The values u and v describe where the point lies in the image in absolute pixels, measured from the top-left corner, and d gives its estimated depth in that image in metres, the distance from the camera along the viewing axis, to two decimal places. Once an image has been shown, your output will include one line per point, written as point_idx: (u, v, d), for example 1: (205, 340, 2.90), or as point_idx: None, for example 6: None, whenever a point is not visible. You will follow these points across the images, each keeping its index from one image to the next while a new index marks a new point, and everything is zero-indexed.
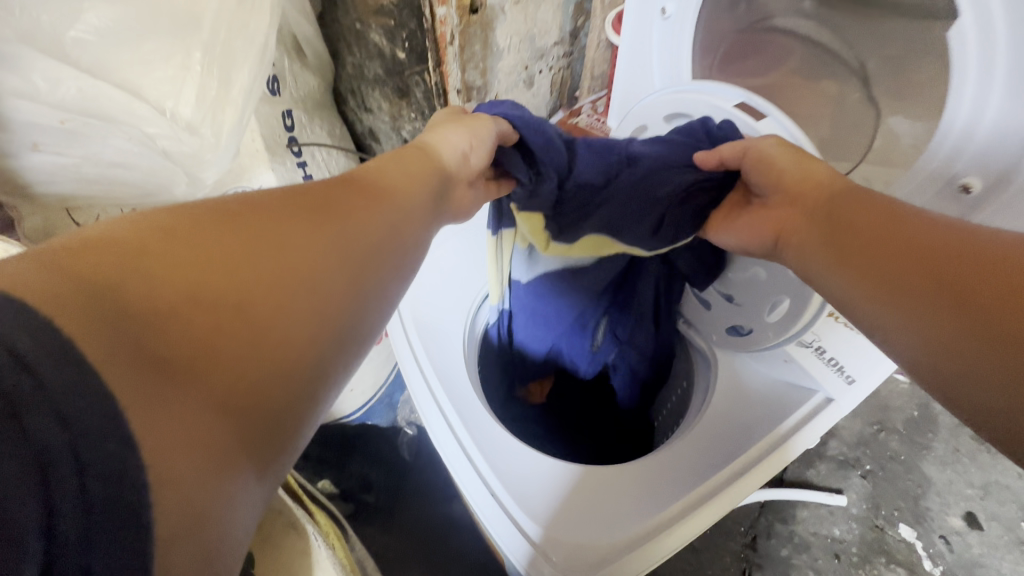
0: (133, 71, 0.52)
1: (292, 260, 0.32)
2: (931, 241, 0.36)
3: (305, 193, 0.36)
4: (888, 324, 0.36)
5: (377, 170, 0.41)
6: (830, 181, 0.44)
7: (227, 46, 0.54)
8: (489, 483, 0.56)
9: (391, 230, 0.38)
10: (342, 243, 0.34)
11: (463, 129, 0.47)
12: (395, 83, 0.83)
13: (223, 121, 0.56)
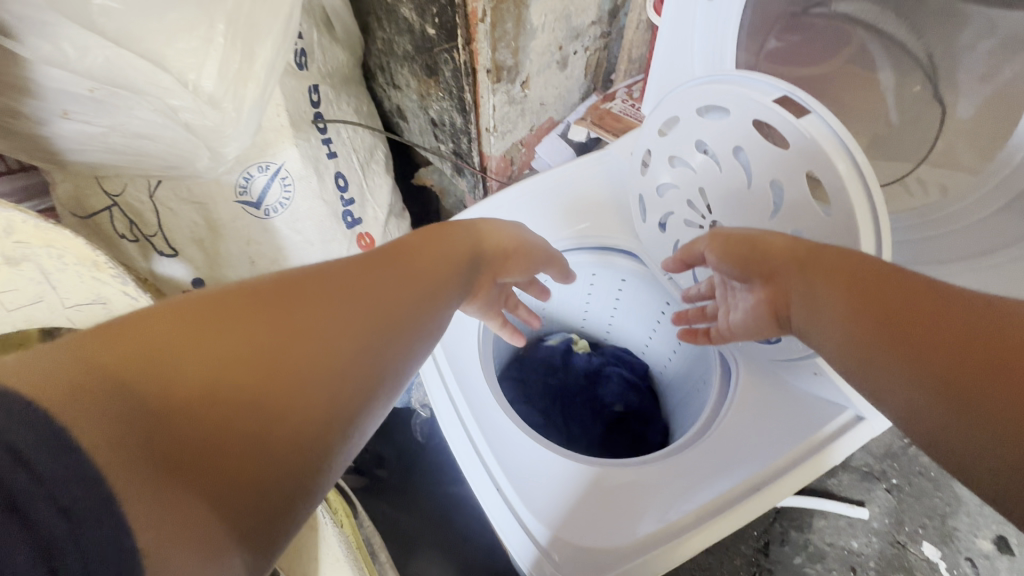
0: (156, 41, 0.51)
1: (314, 342, 0.32)
2: (934, 311, 0.35)
3: (330, 272, 0.37)
4: (903, 394, 0.34)
5: (398, 247, 0.43)
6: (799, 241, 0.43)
7: (251, 19, 0.54)
8: (495, 476, 0.56)
9: (408, 313, 0.39)
10: (364, 323, 0.35)
11: (502, 227, 0.55)
12: (424, 61, 0.81)
13: (245, 95, 0.57)
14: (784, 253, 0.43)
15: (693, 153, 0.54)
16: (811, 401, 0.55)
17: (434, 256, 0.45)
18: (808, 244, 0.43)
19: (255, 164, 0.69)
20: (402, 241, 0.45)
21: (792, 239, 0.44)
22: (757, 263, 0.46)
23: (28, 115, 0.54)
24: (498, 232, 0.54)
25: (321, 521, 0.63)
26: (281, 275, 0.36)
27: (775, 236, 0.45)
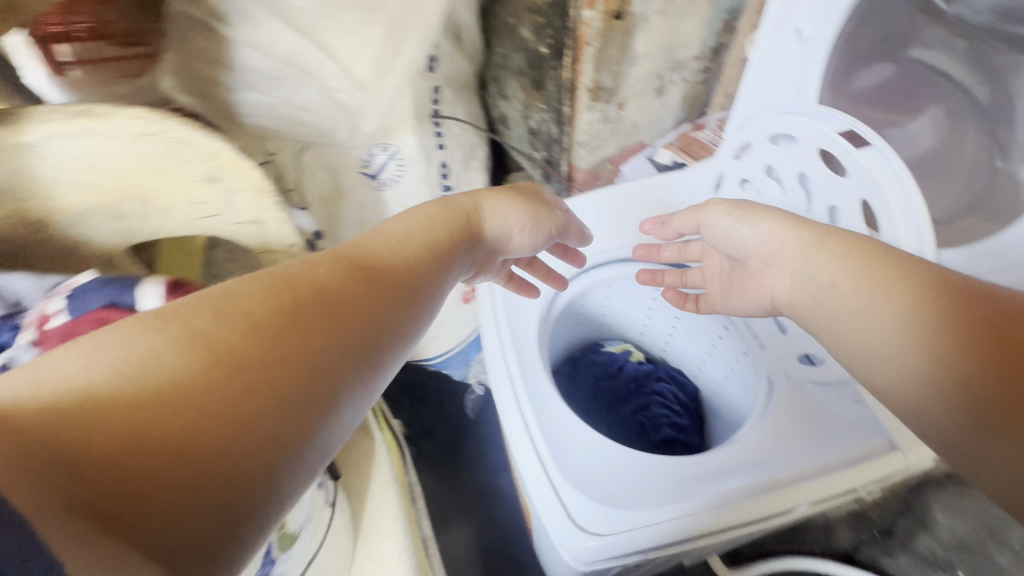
0: (331, 38, 0.66)
1: (256, 371, 0.30)
2: (963, 320, 0.38)
3: (268, 289, 0.34)
4: (918, 395, 0.39)
5: (353, 254, 0.40)
6: (817, 248, 0.48)
7: (404, 25, 0.68)
8: (533, 438, 0.60)
9: (364, 318, 0.36)
10: (312, 338, 0.33)
11: (492, 209, 0.55)
12: (533, 75, 0.92)
13: (387, 83, 0.70)
14: (826, 255, 0.47)
15: (762, 178, 0.59)
16: (844, 427, 0.58)
17: (397, 253, 0.42)
18: (857, 243, 0.46)
19: (378, 145, 0.81)
20: (359, 247, 0.42)
21: (844, 240, 0.47)
22: (797, 259, 0.49)
23: (226, 84, 0.70)
24: (489, 203, 0.55)
25: (377, 450, 0.71)
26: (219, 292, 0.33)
27: (813, 230, 0.48)
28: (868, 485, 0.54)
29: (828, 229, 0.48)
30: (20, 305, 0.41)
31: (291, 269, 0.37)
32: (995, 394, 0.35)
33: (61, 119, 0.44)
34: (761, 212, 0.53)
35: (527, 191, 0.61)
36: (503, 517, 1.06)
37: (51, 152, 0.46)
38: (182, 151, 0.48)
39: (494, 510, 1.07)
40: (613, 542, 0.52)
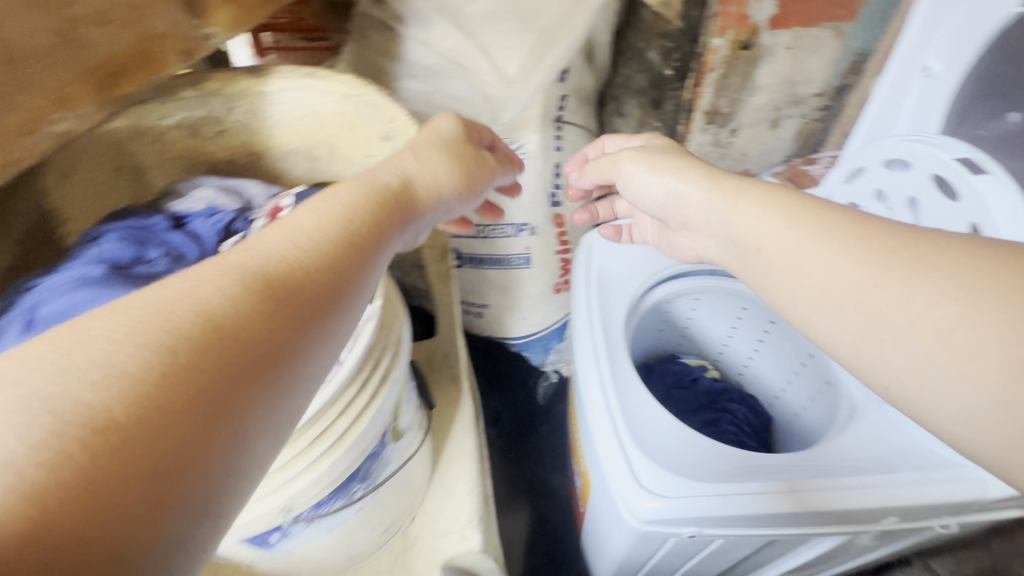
0: (488, 40, 0.77)
1: (123, 430, 0.22)
2: (873, 257, 0.38)
3: (129, 325, 0.26)
4: (859, 342, 0.38)
5: (256, 260, 0.32)
6: (743, 207, 0.49)
7: (552, 36, 0.77)
8: (609, 404, 0.64)
9: (286, 329, 0.30)
10: (200, 372, 0.25)
11: (422, 154, 0.51)
12: (654, 96, 1.00)
13: (529, 83, 0.78)
14: (750, 211, 0.48)
15: (871, 201, 0.62)
16: (916, 457, 0.59)
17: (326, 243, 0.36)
18: (773, 204, 0.47)
19: (505, 139, 0.88)
20: (263, 250, 0.33)
21: (768, 203, 0.48)
22: (733, 225, 0.50)
23: (395, 73, 0.85)
24: (420, 140, 0.53)
25: (461, 400, 0.78)
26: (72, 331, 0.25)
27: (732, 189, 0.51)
28: (934, 507, 0.56)
29: (754, 191, 0.50)
30: (243, 200, 0.53)
31: (167, 291, 0.28)
32: (919, 314, 0.34)
33: (296, 77, 0.59)
34: (688, 176, 0.55)
35: (458, 123, 0.57)
36: (551, 513, 1.10)
37: (282, 101, 0.61)
38: (371, 112, 0.61)
39: (544, 504, 1.11)
40: (678, 503, 0.55)
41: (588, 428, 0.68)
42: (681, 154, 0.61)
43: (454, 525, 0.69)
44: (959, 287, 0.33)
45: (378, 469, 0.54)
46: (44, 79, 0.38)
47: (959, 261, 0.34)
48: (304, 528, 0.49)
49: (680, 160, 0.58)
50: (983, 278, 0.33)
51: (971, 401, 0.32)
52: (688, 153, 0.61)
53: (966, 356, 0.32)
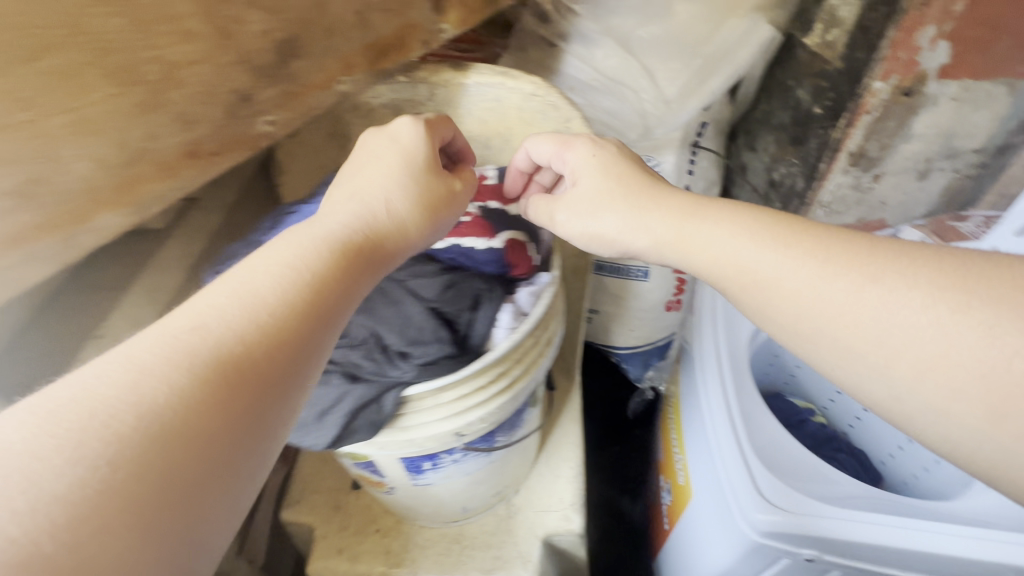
0: (652, 62, 0.83)
1: (66, 556, 0.21)
2: (840, 293, 0.35)
3: (68, 433, 0.24)
4: (839, 372, 0.36)
5: (203, 342, 0.29)
6: (687, 242, 0.43)
7: (714, 64, 0.82)
8: (730, 415, 0.66)
9: (232, 415, 0.28)
10: (140, 482, 0.24)
11: (379, 183, 0.44)
12: (795, 132, 1.00)
13: (687, 104, 0.83)
14: (708, 244, 0.42)
15: None
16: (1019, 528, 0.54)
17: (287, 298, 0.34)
18: (733, 229, 0.41)
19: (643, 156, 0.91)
20: (214, 326, 0.30)
21: (729, 227, 0.42)
22: (693, 269, 0.44)
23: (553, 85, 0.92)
24: (381, 165, 0.46)
25: (571, 393, 0.80)
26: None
27: (680, 228, 0.44)
28: None
29: (712, 214, 0.43)
30: None
31: (104, 385, 0.26)
32: (899, 351, 0.32)
33: (492, 74, 0.68)
34: (639, 226, 0.46)
35: (422, 137, 0.48)
36: (611, 531, 1.09)
37: (474, 94, 0.69)
38: (549, 111, 0.68)
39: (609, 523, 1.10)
40: (798, 518, 0.56)
41: (704, 435, 0.70)
42: (613, 188, 0.48)
43: (556, 503, 0.72)
44: (935, 323, 0.32)
45: (518, 425, 0.59)
46: (343, 48, 0.47)
47: (929, 292, 0.32)
48: (450, 463, 0.55)
49: (613, 205, 0.47)
50: (957, 312, 0.31)
51: (964, 429, 0.31)
52: (630, 175, 0.49)
53: (952, 390, 0.31)
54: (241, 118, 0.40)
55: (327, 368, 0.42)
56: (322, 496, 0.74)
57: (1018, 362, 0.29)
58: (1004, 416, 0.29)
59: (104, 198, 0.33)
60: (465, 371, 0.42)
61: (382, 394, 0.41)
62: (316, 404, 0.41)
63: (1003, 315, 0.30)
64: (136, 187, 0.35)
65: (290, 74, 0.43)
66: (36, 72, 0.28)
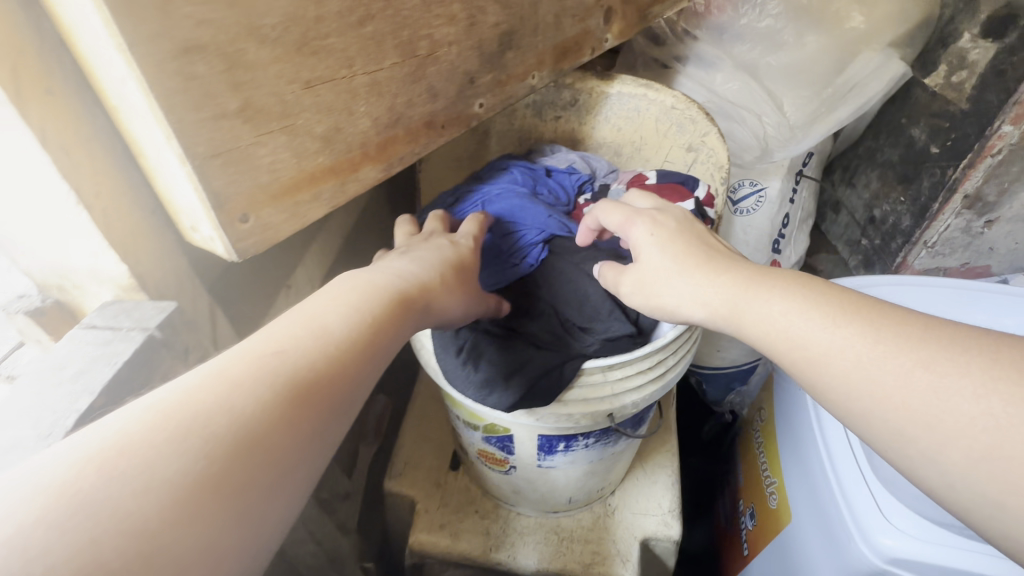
0: (778, 88, 0.85)
1: (164, 544, 0.19)
2: (890, 377, 0.28)
3: (146, 432, 0.21)
4: (891, 452, 0.28)
5: (287, 355, 0.27)
6: (749, 323, 0.35)
7: (843, 95, 0.84)
8: (854, 450, 0.65)
9: (318, 430, 0.26)
10: (218, 496, 0.21)
11: (421, 259, 0.41)
12: (904, 170, 0.99)
13: (812, 130, 0.85)
14: (757, 313, 0.35)
15: None
16: None
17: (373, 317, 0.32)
18: (791, 299, 0.34)
19: (748, 180, 0.93)
20: (295, 341, 0.28)
21: (794, 297, 0.34)
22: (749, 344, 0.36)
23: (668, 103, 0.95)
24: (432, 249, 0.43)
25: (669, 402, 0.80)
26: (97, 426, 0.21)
27: (739, 305, 0.36)
28: None
29: (772, 282, 0.35)
30: (593, 169, 0.63)
31: (209, 377, 0.24)
32: (949, 439, 0.25)
33: (635, 85, 0.71)
34: (693, 295, 0.39)
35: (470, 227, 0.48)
36: None
37: (614, 103, 0.73)
38: (687, 124, 0.70)
39: None
40: (927, 539, 0.56)
41: (815, 466, 0.68)
42: (675, 271, 0.40)
43: (655, 508, 0.72)
44: (985, 416, 0.25)
45: (643, 421, 0.60)
46: (540, 45, 0.51)
47: (984, 380, 0.25)
48: (581, 448, 0.57)
49: (669, 283, 0.40)
50: (1014, 403, 0.24)
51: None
52: (694, 253, 0.40)
53: (1014, 486, 0.23)
54: (464, 98, 0.44)
55: (508, 335, 0.46)
56: (422, 472, 0.75)
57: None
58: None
59: (370, 154, 0.37)
60: (639, 352, 0.45)
61: (564, 363, 0.44)
62: (503, 365, 0.44)
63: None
64: (390, 147, 0.38)
65: (503, 64, 0.47)
66: (359, 36, 0.32)
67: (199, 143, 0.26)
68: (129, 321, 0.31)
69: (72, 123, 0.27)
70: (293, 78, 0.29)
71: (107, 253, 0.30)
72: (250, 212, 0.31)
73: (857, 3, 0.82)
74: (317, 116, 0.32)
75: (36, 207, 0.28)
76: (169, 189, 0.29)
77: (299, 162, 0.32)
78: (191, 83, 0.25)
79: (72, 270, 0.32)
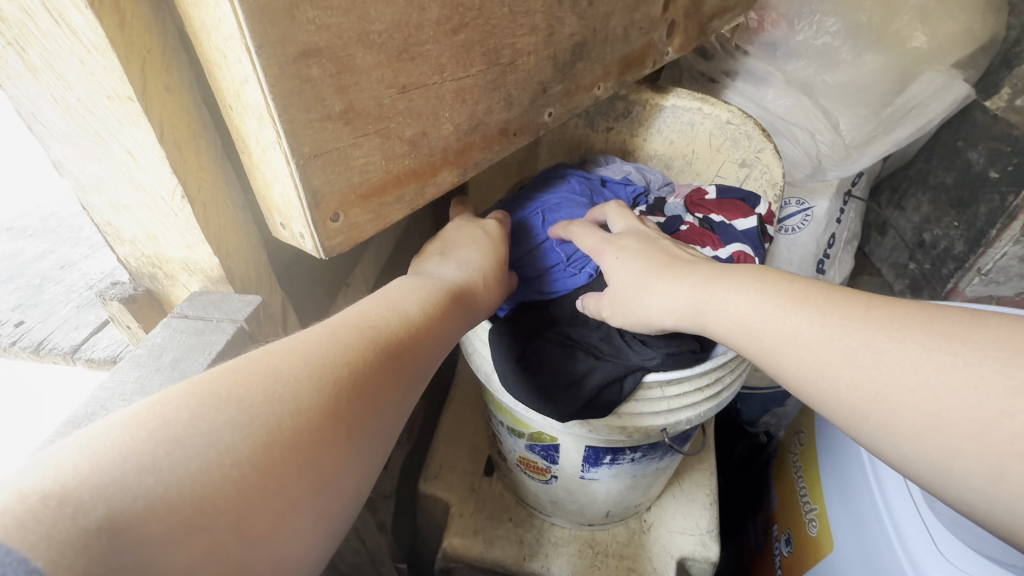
0: (833, 106, 0.84)
1: (308, 460, 0.22)
2: (837, 357, 0.30)
3: (290, 370, 0.23)
4: (935, 477, 0.27)
5: (389, 324, 0.29)
6: (719, 325, 0.37)
7: (901, 116, 0.83)
8: (909, 491, 0.61)
9: (413, 392, 0.28)
10: (344, 433, 0.23)
11: (474, 256, 0.44)
12: (958, 194, 0.95)
13: (868, 150, 0.83)
14: (721, 314, 0.37)
15: None
16: None
17: (447, 304, 0.35)
18: (747, 300, 0.36)
19: (795, 198, 0.91)
20: (392, 315, 0.30)
21: (751, 293, 0.36)
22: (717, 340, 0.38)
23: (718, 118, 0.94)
24: (477, 245, 0.45)
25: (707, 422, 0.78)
26: (251, 357, 0.23)
27: (707, 314, 0.38)
28: None
29: (728, 281, 0.38)
30: (648, 181, 0.63)
31: (332, 332, 0.27)
32: (895, 411, 0.28)
33: (690, 99, 0.71)
34: (659, 305, 0.41)
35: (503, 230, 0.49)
36: None
37: (667, 116, 0.72)
38: (742, 140, 0.69)
39: None
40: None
41: (864, 508, 0.66)
42: (643, 284, 0.42)
43: (692, 528, 0.71)
44: (921, 386, 0.27)
45: (688, 440, 0.58)
46: (608, 57, 0.51)
47: (921, 351, 0.28)
48: (626, 462, 0.56)
49: (639, 296, 0.42)
50: (944, 370, 0.27)
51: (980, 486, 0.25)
52: (658, 264, 0.42)
53: (981, 459, 0.25)
54: (536, 106, 0.44)
55: (569, 343, 0.45)
56: (457, 475, 0.75)
57: (1009, 421, 0.24)
58: (1000, 474, 0.24)
59: (449, 159, 0.37)
60: (700, 368, 0.44)
61: (622, 377, 0.43)
62: (563, 374, 0.44)
63: (987, 374, 0.25)
64: (467, 152, 0.39)
65: (573, 74, 0.47)
66: (452, 44, 0.33)
67: (305, 142, 0.27)
68: (219, 312, 0.32)
69: (186, 119, 0.28)
70: (392, 83, 0.30)
71: (202, 244, 0.31)
72: (340, 212, 0.31)
73: (920, 23, 0.81)
74: (408, 120, 0.32)
75: (143, 199, 0.29)
76: (268, 185, 0.30)
77: (387, 164, 0.33)
78: (305, 85, 0.26)
79: (166, 259, 0.33)
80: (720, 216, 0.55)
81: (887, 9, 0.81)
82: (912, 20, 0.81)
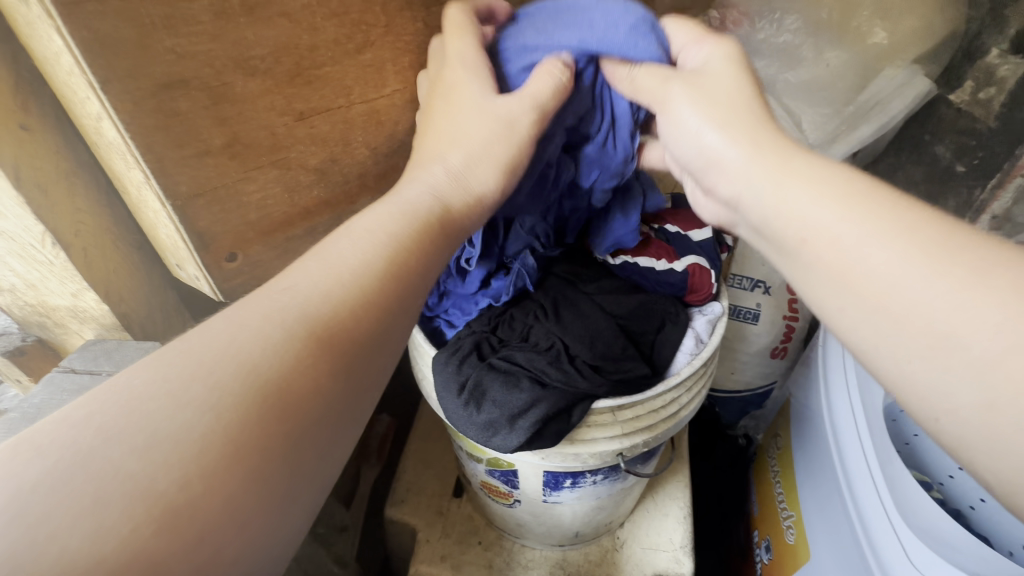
0: (797, 105, 0.82)
1: (176, 499, 0.18)
2: (975, 257, 0.23)
3: (139, 395, 0.19)
4: None
5: (297, 302, 0.24)
6: (807, 191, 0.28)
7: (863, 113, 0.81)
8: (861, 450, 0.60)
9: (335, 379, 0.23)
10: (226, 455, 0.19)
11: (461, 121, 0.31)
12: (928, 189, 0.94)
13: (833, 148, 0.81)
14: (815, 170, 0.28)
15: None
16: None
17: (408, 249, 0.28)
18: (826, 189, 0.27)
19: None
20: (309, 287, 0.25)
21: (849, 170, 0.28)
22: (790, 204, 0.28)
23: None
24: (490, 119, 0.32)
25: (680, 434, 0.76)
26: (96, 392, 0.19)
27: (789, 165, 0.29)
28: None
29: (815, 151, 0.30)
30: None
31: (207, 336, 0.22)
32: None
33: None
34: (726, 148, 0.31)
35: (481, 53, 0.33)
36: None
37: None
38: None
39: None
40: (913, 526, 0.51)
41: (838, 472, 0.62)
42: (707, 124, 0.32)
43: (666, 543, 0.69)
44: None
45: (652, 458, 0.56)
46: None
47: None
48: (588, 485, 0.54)
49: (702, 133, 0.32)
50: None
51: (1000, 471, 0.21)
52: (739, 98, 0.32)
53: None
54: None
55: (513, 371, 0.43)
56: (425, 498, 0.73)
57: None
58: None
59: (368, 185, 0.35)
60: (650, 392, 0.43)
61: (572, 405, 0.42)
62: (507, 407, 0.41)
63: None
64: (390, 176, 0.36)
65: None
66: (356, 63, 0.30)
67: (180, 181, 0.25)
68: (110, 364, 0.29)
69: (54, 160, 0.25)
70: (286, 111, 0.28)
71: (87, 292, 0.29)
72: (238, 251, 0.29)
73: (880, 18, 0.79)
74: (311, 148, 0.30)
75: (14, 248, 0.27)
76: (153, 225, 0.27)
77: (291, 197, 0.30)
78: (172, 120, 0.24)
79: (53, 307, 0.31)
80: (675, 227, 0.53)
81: (846, 6, 0.80)
82: (872, 16, 0.79)
